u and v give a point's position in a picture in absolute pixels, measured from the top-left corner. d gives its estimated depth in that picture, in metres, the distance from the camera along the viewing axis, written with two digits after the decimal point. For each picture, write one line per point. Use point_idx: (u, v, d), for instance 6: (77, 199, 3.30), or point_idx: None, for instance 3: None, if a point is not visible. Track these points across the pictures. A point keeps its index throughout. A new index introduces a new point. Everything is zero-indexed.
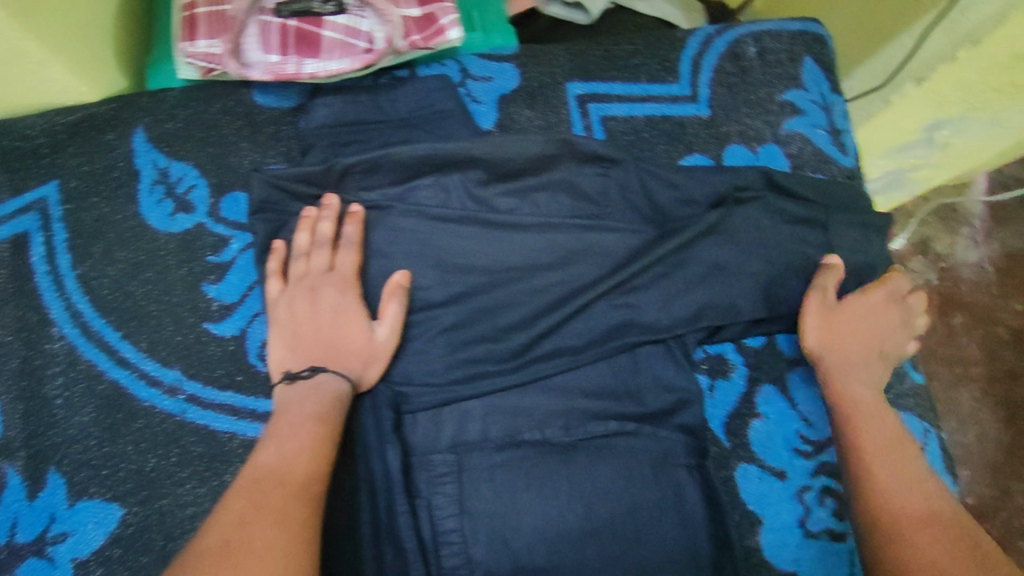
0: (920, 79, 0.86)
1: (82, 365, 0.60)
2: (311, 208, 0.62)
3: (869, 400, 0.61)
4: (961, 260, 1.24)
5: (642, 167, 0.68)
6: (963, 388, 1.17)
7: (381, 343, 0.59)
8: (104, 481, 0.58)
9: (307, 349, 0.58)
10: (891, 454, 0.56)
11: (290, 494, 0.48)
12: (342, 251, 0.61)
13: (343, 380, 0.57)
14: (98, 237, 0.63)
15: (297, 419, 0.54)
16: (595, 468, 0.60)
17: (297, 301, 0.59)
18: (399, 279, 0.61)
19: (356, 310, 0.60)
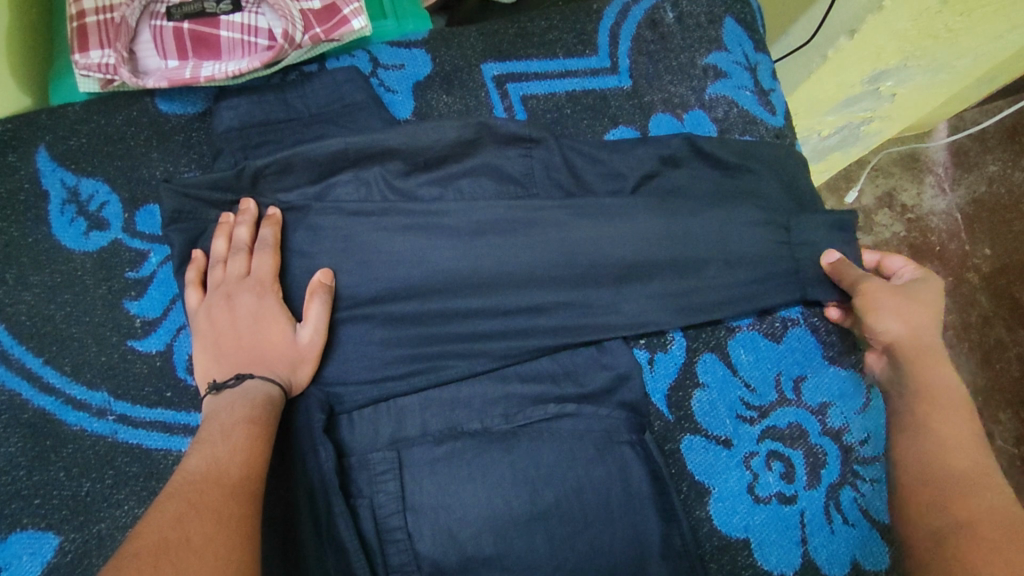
0: (852, 30, 0.84)
1: (4, 395, 0.58)
2: (228, 213, 0.62)
3: (946, 390, 0.56)
4: (929, 210, 1.26)
5: (564, 145, 0.66)
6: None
7: (306, 344, 0.58)
8: (37, 511, 0.55)
9: (231, 358, 0.57)
10: (964, 443, 0.53)
11: (227, 492, 0.44)
12: (258, 255, 0.60)
13: (274, 386, 0.55)
14: (11, 260, 0.61)
15: (226, 422, 0.51)
16: (538, 452, 0.59)
17: (215, 309, 0.58)
18: (320, 277, 0.61)
19: (278, 313, 0.59)
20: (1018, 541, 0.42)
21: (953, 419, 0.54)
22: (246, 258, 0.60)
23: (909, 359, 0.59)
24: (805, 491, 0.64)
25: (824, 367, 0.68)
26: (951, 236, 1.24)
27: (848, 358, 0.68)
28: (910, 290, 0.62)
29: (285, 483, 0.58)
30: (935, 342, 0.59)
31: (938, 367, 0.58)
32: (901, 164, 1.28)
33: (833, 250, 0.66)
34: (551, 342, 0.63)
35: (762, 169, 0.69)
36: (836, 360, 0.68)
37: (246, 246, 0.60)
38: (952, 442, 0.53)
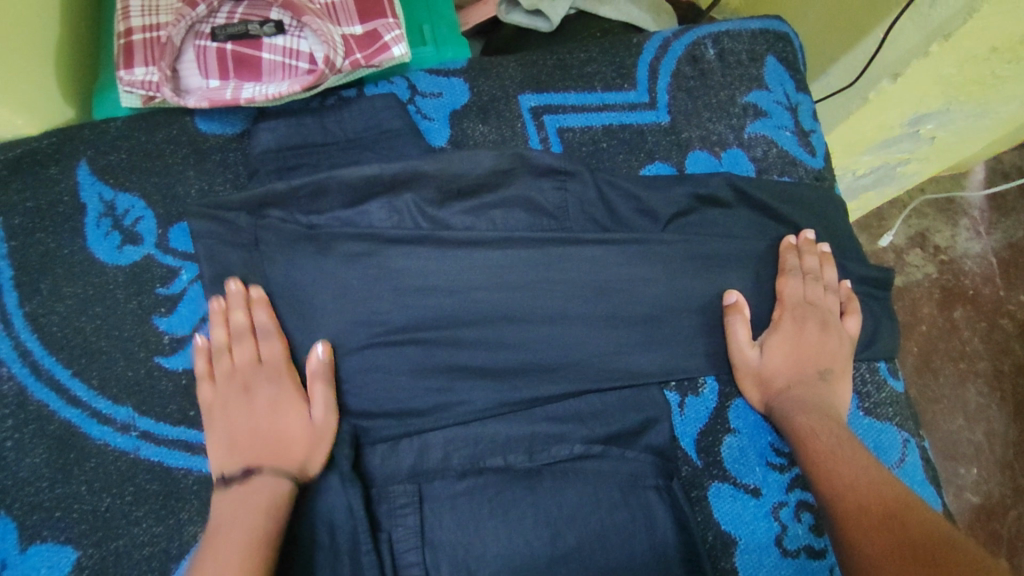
0: (896, 74, 0.83)
1: (31, 406, 0.57)
2: (220, 297, 0.61)
3: (818, 430, 0.59)
4: (963, 252, 1.23)
5: (600, 178, 0.66)
6: (970, 385, 1.15)
7: (321, 424, 0.58)
8: (58, 524, 0.55)
9: (246, 448, 0.57)
10: (856, 459, 0.57)
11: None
12: (265, 341, 0.60)
13: (285, 480, 0.55)
14: (46, 272, 0.61)
15: (228, 536, 0.50)
16: (560, 492, 0.58)
17: (231, 407, 0.58)
18: (321, 354, 0.60)
19: (295, 396, 0.59)
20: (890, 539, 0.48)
21: (846, 444, 0.58)
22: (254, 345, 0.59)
23: (782, 405, 0.62)
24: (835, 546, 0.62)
25: (860, 418, 0.66)
26: (985, 280, 1.21)
27: (884, 410, 0.66)
28: (801, 333, 0.64)
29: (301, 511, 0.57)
30: (790, 384, 0.63)
31: (801, 395, 0.62)
32: (936, 205, 1.25)
33: (735, 291, 0.65)
34: (577, 389, 0.62)
35: (796, 212, 0.69)
36: (871, 412, 0.66)
37: (250, 331, 0.59)
38: (846, 464, 0.56)
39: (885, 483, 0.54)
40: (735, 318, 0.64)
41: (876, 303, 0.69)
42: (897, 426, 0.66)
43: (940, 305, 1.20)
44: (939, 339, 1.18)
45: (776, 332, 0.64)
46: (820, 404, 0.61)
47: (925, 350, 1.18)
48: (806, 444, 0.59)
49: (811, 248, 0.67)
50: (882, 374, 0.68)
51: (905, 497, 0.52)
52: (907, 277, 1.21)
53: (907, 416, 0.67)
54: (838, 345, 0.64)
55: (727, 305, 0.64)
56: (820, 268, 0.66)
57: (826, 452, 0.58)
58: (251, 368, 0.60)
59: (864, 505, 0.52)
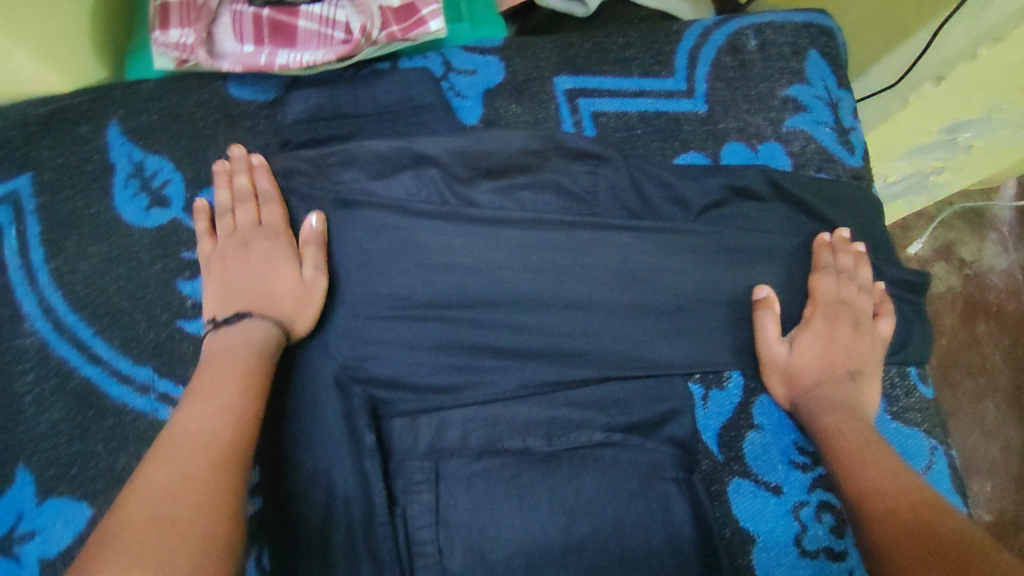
0: (940, 76, 0.82)
1: (53, 361, 0.57)
2: (224, 162, 0.61)
3: (847, 430, 0.58)
4: (989, 266, 1.21)
5: (632, 165, 0.65)
6: (988, 401, 1.13)
7: (310, 283, 0.57)
8: (73, 480, 0.55)
9: (236, 300, 0.57)
10: (885, 461, 0.55)
11: (213, 459, 0.43)
12: (265, 205, 0.60)
13: (271, 330, 0.55)
14: (72, 230, 0.61)
15: (217, 380, 0.49)
16: (578, 478, 0.58)
17: (226, 261, 0.58)
18: (316, 224, 0.60)
19: (288, 254, 0.58)
20: (921, 545, 0.46)
21: (874, 445, 0.56)
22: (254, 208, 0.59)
23: (810, 403, 0.61)
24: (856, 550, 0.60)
25: (887, 423, 0.64)
26: (1010, 295, 1.20)
27: (912, 415, 0.65)
28: (832, 330, 0.63)
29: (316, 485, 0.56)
30: (818, 383, 0.61)
31: (828, 393, 0.60)
32: (962, 218, 1.24)
33: (765, 285, 0.64)
34: (600, 375, 0.61)
35: (831, 208, 0.68)
36: (899, 417, 0.64)
37: (251, 194, 0.60)
38: (873, 468, 0.54)
39: (914, 489, 0.51)
40: (765, 313, 0.63)
41: (910, 306, 0.67)
42: (925, 432, 0.64)
43: (962, 318, 1.18)
44: (960, 350, 1.16)
45: (806, 329, 0.63)
46: (849, 404, 0.60)
47: (945, 362, 1.15)
48: (832, 444, 0.58)
49: (846, 246, 0.65)
50: (912, 379, 0.66)
51: (937, 505, 0.49)
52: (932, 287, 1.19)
53: (936, 423, 0.65)
54: (869, 345, 0.63)
55: (757, 300, 0.63)
56: (855, 267, 0.65)
57: (853, 454, 0.56)
58: (250, 230, 0.59)
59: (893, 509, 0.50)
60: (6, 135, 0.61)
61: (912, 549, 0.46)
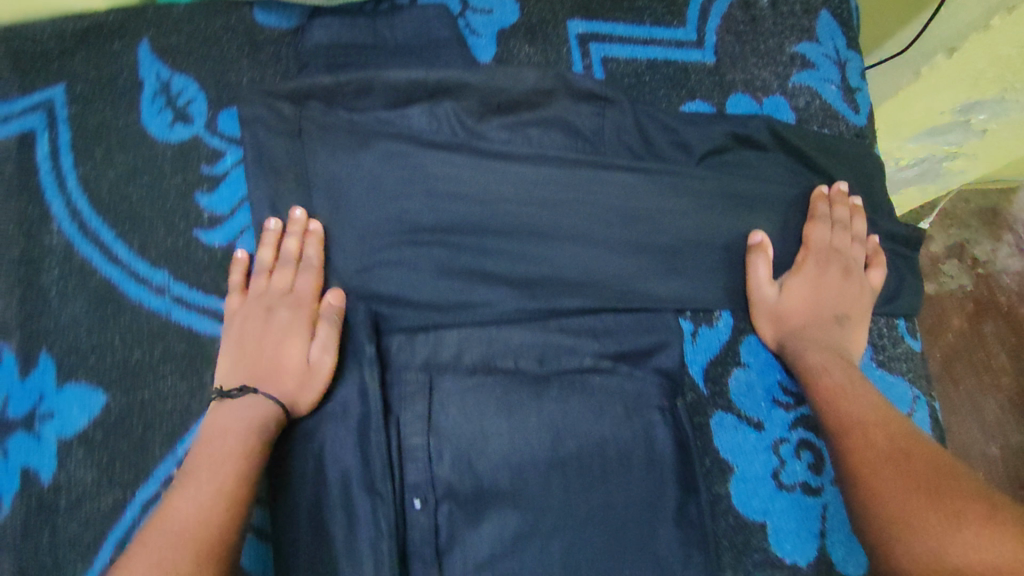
0: (952, 48, 0.83)
1: (76, 260, 0.60)
2: (273, 221, 0.62)
3: (830, 368, 0.60)
4: (1003, 268, 1.20)
5: (638, 109, 0.67)
6: (989, 397, 1.14)
7: (320, 367, 0.58)
8: (91, 369, 0.58)
9: (247, 366, 0.58)
10: (864, 395, 0.58)
11: (199, 552, 0.45)
12: (302, 273, 0.61)
13: (272, 407, 0.56)
14: (100, 139, 0.64)
15: (216, 455, 0.52)
16: (566, 401, 0.61)
17: (249, 318, 0.60)
18: (332, 301, 0.61)
19: (306, 331, 0.59)
20: (900, 475, 0.50)
21: (855, 382, 0.59)
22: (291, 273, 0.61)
23: (796, 344, 0.63)
24: (831, 485, 0.63)
25: (873, 370, 0.66)
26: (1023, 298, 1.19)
27: (897, 365, 0.66)
28: (822, 276, 0.65)
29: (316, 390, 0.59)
30: (805, 326, 0.64)
31: (814, 335, 0.63)
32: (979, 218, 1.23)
33: (760, 231, 0.65)
34: (595, 305, 0.63)
35: (832, 163, 0.69)
36: (884, 365, 0.66)
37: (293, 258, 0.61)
38: (852, 400, 0.57)
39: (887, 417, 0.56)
40: (759, 257, 0.64)
41: (902, 260, 0.68)
42: (907, 382, 0.66)
43: (970, 318, 1.18)
44: (963, 347, 1.17)
45: (797, 274, 0.65)
46: (833, 345, 0.62)
47: (947, 355, 1.17)
48: (815, 380, 0.60)
49: (843, 199, 0.67)
50: (899, 331, 0.68)
51: (907, 430, 0.55)
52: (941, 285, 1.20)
53: (920, 374, 0.67)
54: (858, 292, 0.65)
55: (751, 245, 0.65)
56: (850, 219, 0.66)
57: (836, 387, 0.59)
58: (280, 296, 0.61)
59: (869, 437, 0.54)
60: (44, 48, 0.65)
61: (895, 478, 0.50)
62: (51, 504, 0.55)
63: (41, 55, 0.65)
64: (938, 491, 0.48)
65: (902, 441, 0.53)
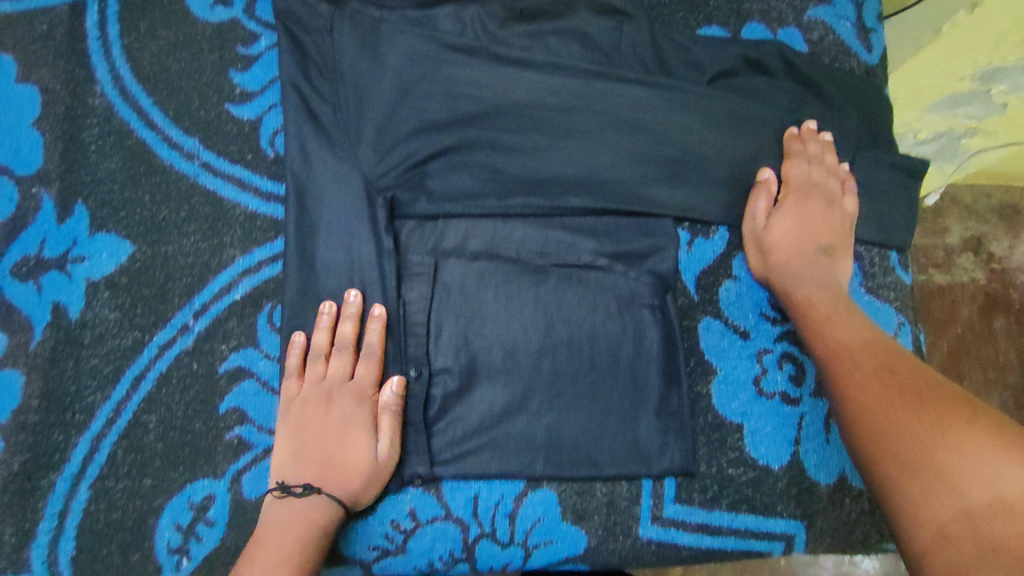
0: (974, 3, 0.85)
1: (116, 121, 0.65)
2: (332, 305, 0.60)
3: (818, 299, 0.62)
4: (1017, 264, 1.22)
5: (655, 28, 0.70)
6: (994, 394, 1.17)
7: (382, 461, 0.58)
8: (122, 221, 0.62)
9: (308, 458, 0.58)
10: (852, 322, 0.60)
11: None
12: (363, 361, 0.60)
13: (337, 507, 0.57)
14: (145, 14, 0.67)
15: (275, 554, 0.54)
16: (562, 292, 0.64)
17: (309, 406, 0.59)
18: (393, 391, 0.60)
19: (365, 426, 0.59)
20: (888, 392, 0.52)
21: (840, 310, 0.61)
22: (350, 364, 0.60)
23: (785, 276, 0.65)
24: (810, 398, 0.65)
25: (860, 293, 0.68)
26: None
27: (884, 292, 0.68)
28: (805, 210, 0.66)
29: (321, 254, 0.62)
30: (791, 258, 0.65)
31: (800, 270, 0.64)
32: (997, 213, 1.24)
33: (769, 170, 0.68)
34: (598, 205, 0.65)
35: (838, 96, 0.71)
36: (872, 292, 0.68)
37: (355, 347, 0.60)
38: (839, 328, 0.60)
39: (878, 341, 0.58)
40: (761, 191, 0.67)
41: (903, 193, 0.69)
42: (894, 308, 0.68)
43: (981, 312, 1.20)
44: (972, 343, 1.19)
45: (781, 208, 0.66)
46: (821, 275, 0.64)
47: (955, 350, 1.19)
48: (805, 308, 0.62)
49: (813, 136, 0.69)
50: (891, 261, 0.70)
51: (900, 353, 0.57)
52: (954, 278, 1.21)
53: (907, 305, 0.69)
54: (839, 223, 0.67)
55: (760, 181, 0.68)
56: (823, 154, 0.68)
57: (823, 315, 0.61)
58: (338, 381, 0.60)
59: (856, 357, 0.57)
60: None
61: (882, 394, 0.53)
62: (76, 338, 0.59)
63: None
64: (922, 402, 0.50)
65: (893, 362, 0.55)
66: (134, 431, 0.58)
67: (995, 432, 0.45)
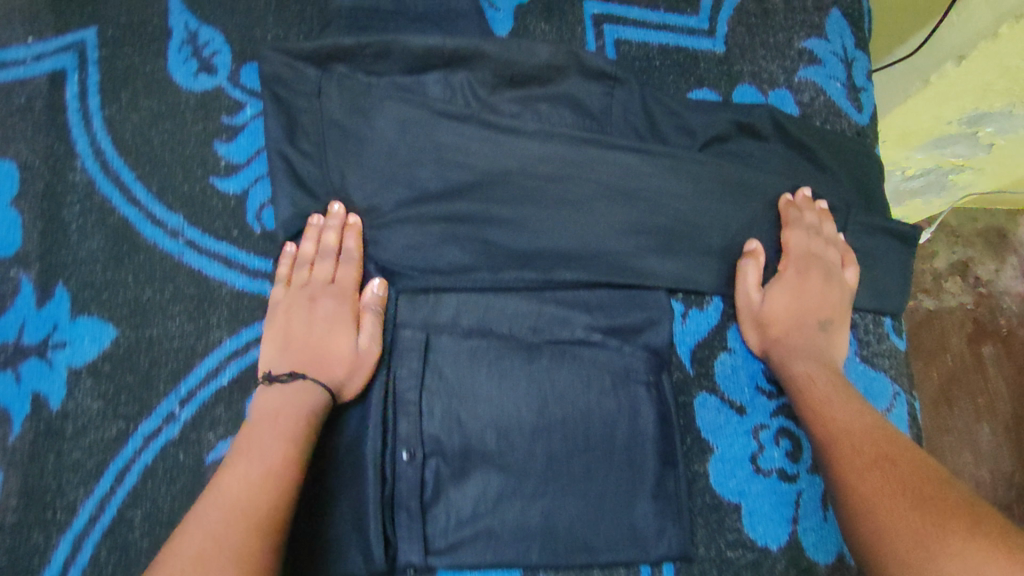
0: (961, 56, 0.84)
1: (98, 198, 0.63)
2: (317, 216, 0.63)
3: (815, 378, 0.62)
4: (1004, 289, 1.23)
5: (647, 93, 0.69)
6: (984, 424, 1.15)
7: (365, 354, 0.61)
8: (104, 304, 0.60)
9: (294, 354, 0.60)
10: (851, 404, 0.60)
11: (252, 526, 0.48)
12: (344, 264, 0.63)
13: (324, 392, 0.58)
14: (127, 83, 0.65)
15: (268, 432, 0.54)
16: (556, 370, 0.63)
17: (295, 307, 0.62)
18: (377, 290, 0.64)
19: (349, 321, 0.62)
20: (888, 483, 0.53)
21: (837, 391, 0.61)
22: (333, 266, 0.63)
23: (781, 353, 0.65)
24: (806, 474, 0.65)
25: (855, 362, 0.67)
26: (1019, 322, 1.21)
27: (880, 361, 0.68)
28: (804, 284, 0.66)
29: None
30: (788, 334, 0.65)
31: (798, 342, 0.65)
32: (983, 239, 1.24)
33: (755, 240, 0.68)
34: (592, 279, 0.65)
35: (833, 161, 0.70)
36: (867, 360, 0.68)
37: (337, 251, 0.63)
38: (837, 411, 0.60)
39: (875, 426, 0.58)
40: (749, 264, 0.67)
41: (897, 259, 0.69)
42: (889, 377, 0.68)
43: (969, 339, 1.19)
44: (962, 372, 1.17)
45: (779, 281, 0.67)
46: (817, 354, 0.64)
47: (946, 382, 1.17)
48: (802, 385, 0.62)
49: (809, 205, 0.68)
50: (884, 327, 0.69)
51: (900, 441, 0.57)
52: (944, 303, 1.20)
53: (902, 372, 0.68)
54: (837, 298, 0.66)
55: (746, 254, 0.67)
56: (820, 223, 0.67)
57: (823, 397, 0.61)
58: (321, 284, 0.63)
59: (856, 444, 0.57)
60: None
61: (881, 484, 0.53)
62: (58, 430, 0.58)
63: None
64: (921, 500, 0.50)
65: (894, 450, 0.55)
66: (119, 528, 0.56)
67: (993, 542, 0.45)
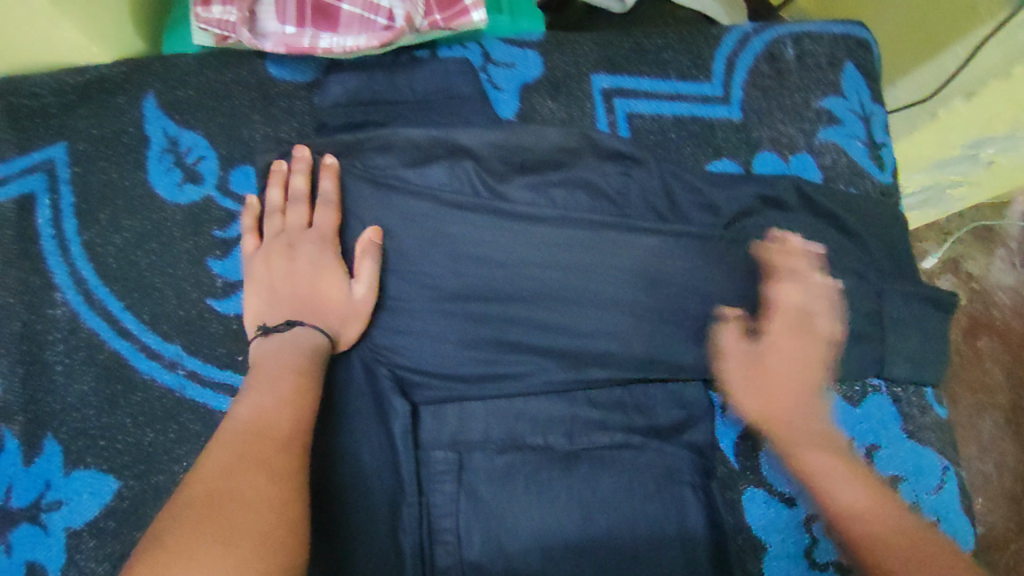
0: (970, 92, 0.83)
1: (83, 333, 0.58)
2: (283, 161, 0.61)
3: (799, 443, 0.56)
4: (996, 282, 1.09)
5: (665, 169, 0.66)
6: (986, 417, 1.03)
7: (359, 300, 0.57)
8: (101, 453, 0.55)
9: (282, 302, 0.56)
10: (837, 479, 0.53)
11: (278, 443, 0.45)
12: (322, 209, 0.59)
13: (320, 335, 0.55)
14: (105, 202, 0.61)
15: (271, 370, 0.51)
16: (596, 477, 0.59)
17: (275, 257, 0.58)
18: (370, 235, 0.59)
19: (336, 265, 0.58)
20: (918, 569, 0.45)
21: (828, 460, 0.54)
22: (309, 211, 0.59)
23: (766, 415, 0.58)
24: None
25: (901, 440, 0.66)
26: (1016, 314, 1.07)
27: (926, 435, 0.66)
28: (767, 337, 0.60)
29: (326, 465, 0.58)
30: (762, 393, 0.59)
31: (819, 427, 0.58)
32: (972, 231, 1.10)
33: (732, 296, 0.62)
34: (624, 376, 0.62)
35: (864, 228, 0.67)
36: (913, 436, 0.66)
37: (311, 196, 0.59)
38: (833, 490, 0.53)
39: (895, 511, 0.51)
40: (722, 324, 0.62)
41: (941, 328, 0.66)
42: (936, 451, 0.65)
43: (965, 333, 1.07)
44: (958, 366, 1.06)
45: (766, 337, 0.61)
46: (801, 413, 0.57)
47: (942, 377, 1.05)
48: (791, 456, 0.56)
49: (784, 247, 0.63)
50: (927, 398, 0.68)
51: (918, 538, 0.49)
52: None
53: (948, 443, 0.67)
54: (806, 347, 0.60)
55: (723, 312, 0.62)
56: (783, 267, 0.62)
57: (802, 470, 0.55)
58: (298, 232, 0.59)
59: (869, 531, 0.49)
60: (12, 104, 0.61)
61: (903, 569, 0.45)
62: None
63: (11, 111, 0.61)
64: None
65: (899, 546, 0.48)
66: None
67: None
